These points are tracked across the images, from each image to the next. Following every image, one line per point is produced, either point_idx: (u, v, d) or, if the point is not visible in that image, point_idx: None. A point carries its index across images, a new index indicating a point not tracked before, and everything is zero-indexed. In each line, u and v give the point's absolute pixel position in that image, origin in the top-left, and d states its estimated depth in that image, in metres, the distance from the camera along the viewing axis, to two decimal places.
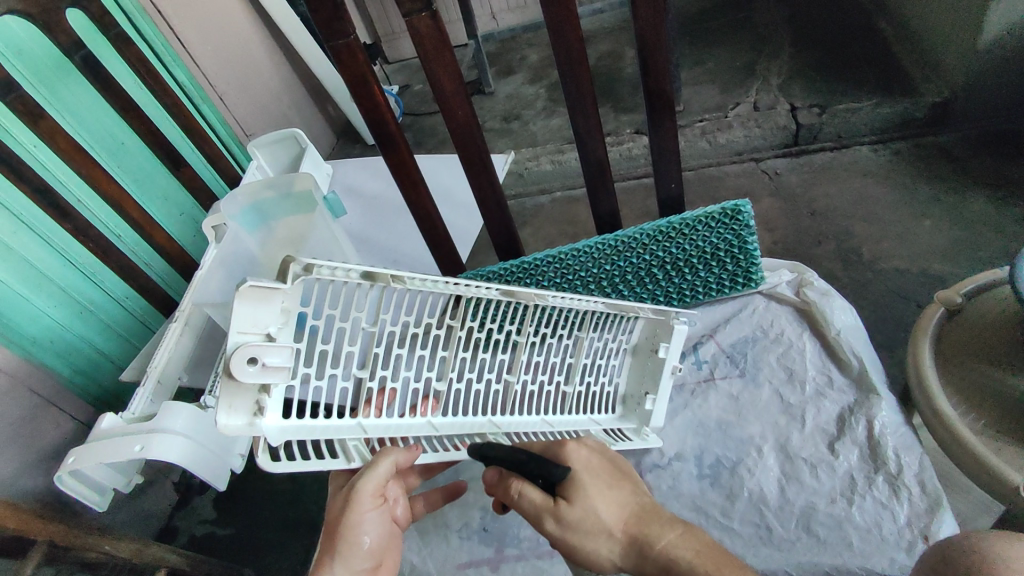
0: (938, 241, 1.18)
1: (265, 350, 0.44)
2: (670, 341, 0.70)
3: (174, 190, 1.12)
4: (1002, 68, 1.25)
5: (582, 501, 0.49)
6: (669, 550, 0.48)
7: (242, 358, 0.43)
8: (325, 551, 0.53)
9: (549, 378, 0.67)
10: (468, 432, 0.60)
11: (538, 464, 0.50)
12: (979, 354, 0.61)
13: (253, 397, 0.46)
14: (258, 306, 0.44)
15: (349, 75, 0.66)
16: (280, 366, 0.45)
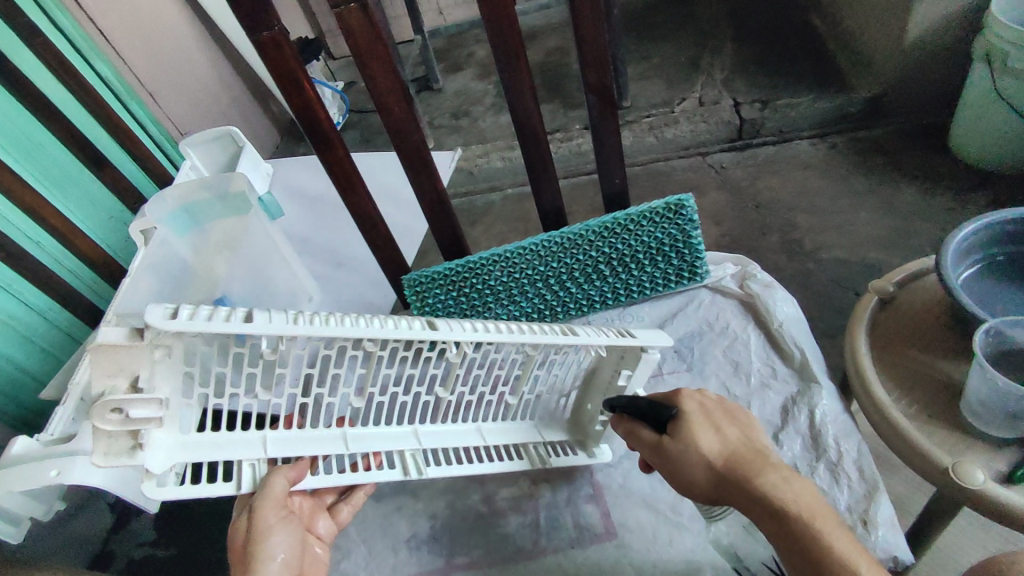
0: (874, 230, 1.23)
1: (130, 402, 0.44)
2: (633, 370, 0.62)
3: (101, 194, 1.05)
4: (927, 64, 1.31)
5: (682, 433, 0.52)
6: (769, 488, 0.47)
7: (104, 409, 0.43)
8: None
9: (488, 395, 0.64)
10: (383, 448, 0.59)
11: (647, 403, 0.55)
12: (911, 344, 0.63)
13: (129, 436, 0.46)
14: (122, 356, 0.44)
15: (276, 68, 0.63)
16: (146, 417, 0.45)
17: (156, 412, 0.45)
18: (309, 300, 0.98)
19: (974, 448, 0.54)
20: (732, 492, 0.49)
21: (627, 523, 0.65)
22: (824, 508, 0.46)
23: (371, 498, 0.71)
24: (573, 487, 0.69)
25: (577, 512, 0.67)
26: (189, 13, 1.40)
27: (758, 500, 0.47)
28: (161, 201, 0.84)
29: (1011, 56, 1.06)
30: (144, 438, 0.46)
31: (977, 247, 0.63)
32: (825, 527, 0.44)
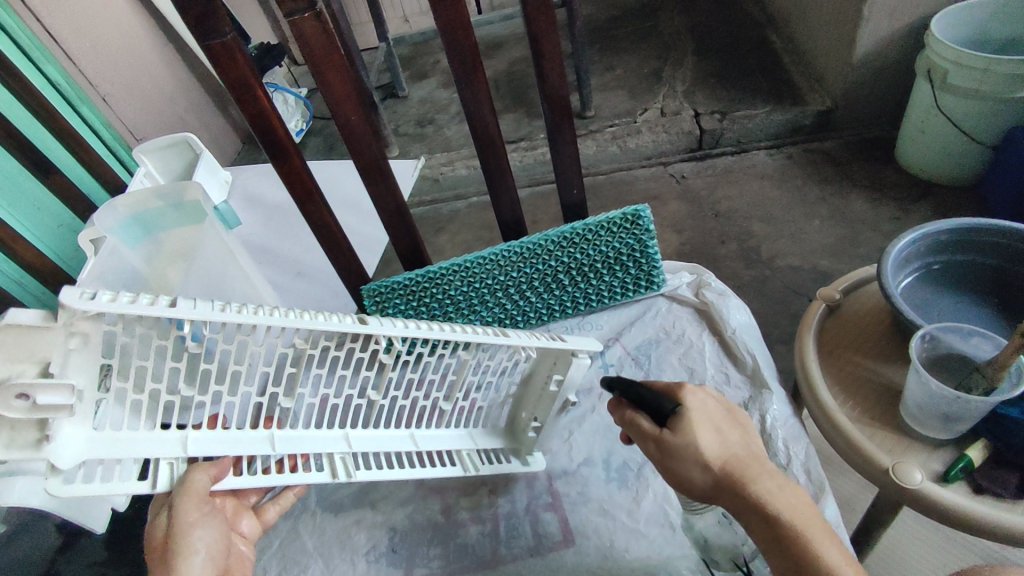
0: (826, 239, 1.28)
1: (38, 387, 0.41)
2: (565, 374, 0.64)
3: (48, 201, 1.02)
4: (873, 80, 1.37)
5: (684, 431, 0.49)
6: (764, 494, 0.47)
7: (8, 394, 0.40)
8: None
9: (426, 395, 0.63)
10: (314, 450, 0.57)
11: (652, 394, 0.52)
12: (855, 351, 0.65)
13: (34, 427, 0.43)
14: (37, 338, 0.42)
15: (228, 76, 0.62)
16: (56, 404, 0.42)
17: (67, 400, 0.42)
18: None
19: (913, 449, 0.56)
20: (728, 496, 0.48)
21: (585, 529, 0.66)
22: (814, 515, 0.47)
23: (330, 511, 0.70)
24: (533, 495, 0.70)
25: (537, 520, 0.67)
26: (146, 17, 1.37)
27: (756, 506, 0.46)
28: (111, 209, 0.85)
29: (950, 73, 1.12)
30: (51, 431, 0.43)
31: (917, 256, 0.66)
32: (813, 536, 0.45)
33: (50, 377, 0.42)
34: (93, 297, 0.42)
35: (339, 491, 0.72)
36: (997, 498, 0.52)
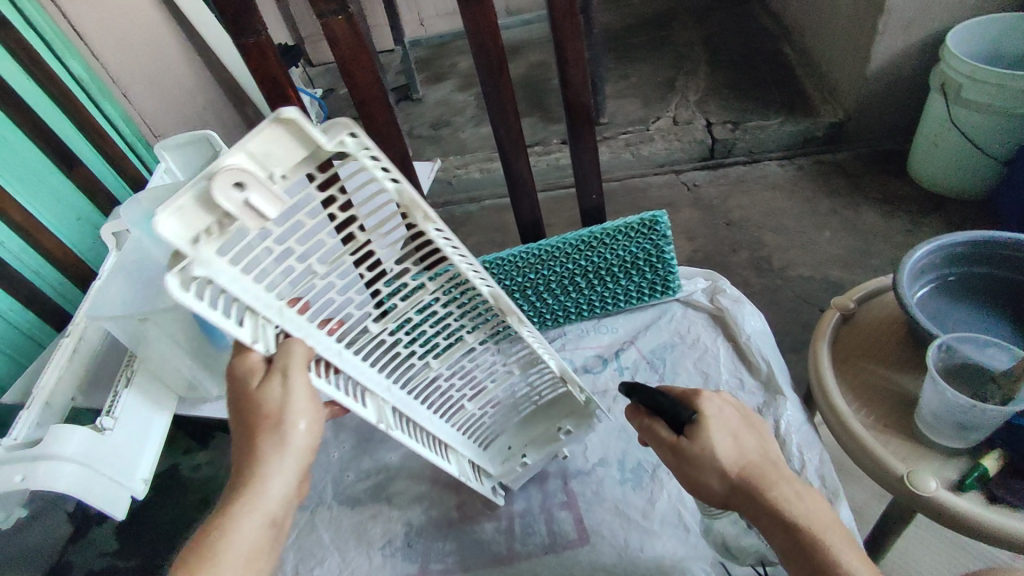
0: (837, 249, 1.29)
1: (260, 187, 0.39)
2: (577, 427, 0.70)
3: (69, 193, 1.03)
4: (887, 94, 1.37)
5: (703, 439, 0.50)
6: (782, 502, 0.48)
7: (229, 180, 0.38)
8: (252, 460, 0.47)
9: (462, 388, 0.65)
10: (365, 382, 0.54)
11: (669, 403, 0.52)
12: (869, 359, 0.66)
13: (215, 215, 0.40)
14: (283, 144, 0.40)
15: (260, 74, 0.63)
16: (258, 210, 0.40)
17: (268, 212, 0.40)
18: None
19: (927, 457, 0.57)
20: (746, 502, 0.50)
21: (599, 529, 0.66)
22: (830, 519, 0.49)
23: (346, 505, 0.71)
24: (547, 494, 0.70)
25: (551, 519, 0.68)
26: (170, 18, 1.39)
27: (775, 514, 0.48)
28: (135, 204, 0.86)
29: (964, 88, 1.13)
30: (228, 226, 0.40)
31: (932, 267, 0.67)
32: (834, 544, 0.47)
33: (269, 182, 0.40)
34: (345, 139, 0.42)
35: (356, 485, 0.74)
36: (1011, 508, 0.53)
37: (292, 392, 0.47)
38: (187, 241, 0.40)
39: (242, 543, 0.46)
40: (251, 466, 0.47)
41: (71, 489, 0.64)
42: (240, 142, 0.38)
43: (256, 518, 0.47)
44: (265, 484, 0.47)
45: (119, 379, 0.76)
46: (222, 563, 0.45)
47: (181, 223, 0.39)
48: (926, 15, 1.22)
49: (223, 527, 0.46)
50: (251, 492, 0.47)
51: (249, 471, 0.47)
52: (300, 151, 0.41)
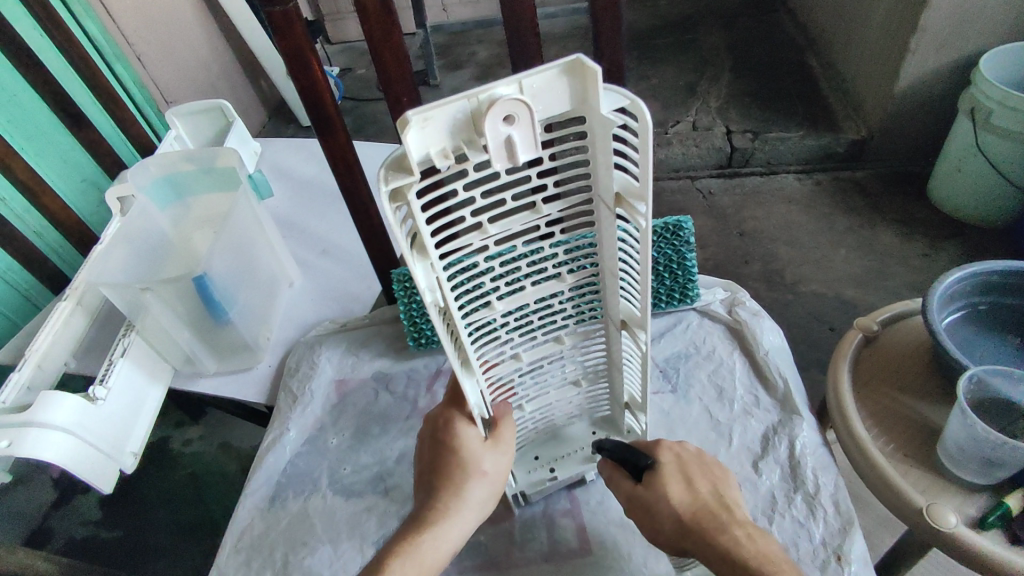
0: (851, 268, 1.27)
1: (524, 126, 0.39)
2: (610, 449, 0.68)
3: (76, 153, 1.00)
4: (914, 115, 1.35)
5: (656, 485, 0.54)
6: (731, 544, 0.50)
7: (503, 111, 0.38)
8: (445, 496, 0.55)
9: (530, 386, 0.64)
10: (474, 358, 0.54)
11: (629, 450, 0.56)
12: (888, 385, 0.64)
13: (471, 134, 0.40)
14: (561, 89, 0.40)
15: (286, 45, 0.60)
16: (509, 146, 0.40)
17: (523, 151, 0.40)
18: (288, 285, 0.93)
19: (948, 492, 0.55)
20: (700, 546, 0.51)
21: (603, 540, 0.64)
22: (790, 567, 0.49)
23: (341, 495, 0.70)
24: (551, 500, 0.68)
25: (553, 525, 0.66)
26: None
27: (726, 557, 0.50)
28: (144, 168, 0.83)
29: (994, 114, 1.10)
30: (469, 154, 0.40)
31: (962, 294, 0.64)
32: None
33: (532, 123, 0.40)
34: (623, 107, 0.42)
35: (353, 476, 0.72)
36: None
37: (503, 463, 0.58)
38: (420, 156, 0.39)
39: (425, 562, 0.52)
40: (453, 499, 0.55)
41: (58, 458, 0.62)
42: (523, 75, 0.38)
43: (448, 544, 0.54)
44: (462, 521, 0.55)
45: (114, 347, 0.73)
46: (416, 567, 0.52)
47: (424, 134, 0.38)
48: (960, 36, 1.20)
49: (428, 539, 0.53)
50: (447, 523, 0.54)
51: (450, 503, 0.55)
52: (568, 104, 0.41)
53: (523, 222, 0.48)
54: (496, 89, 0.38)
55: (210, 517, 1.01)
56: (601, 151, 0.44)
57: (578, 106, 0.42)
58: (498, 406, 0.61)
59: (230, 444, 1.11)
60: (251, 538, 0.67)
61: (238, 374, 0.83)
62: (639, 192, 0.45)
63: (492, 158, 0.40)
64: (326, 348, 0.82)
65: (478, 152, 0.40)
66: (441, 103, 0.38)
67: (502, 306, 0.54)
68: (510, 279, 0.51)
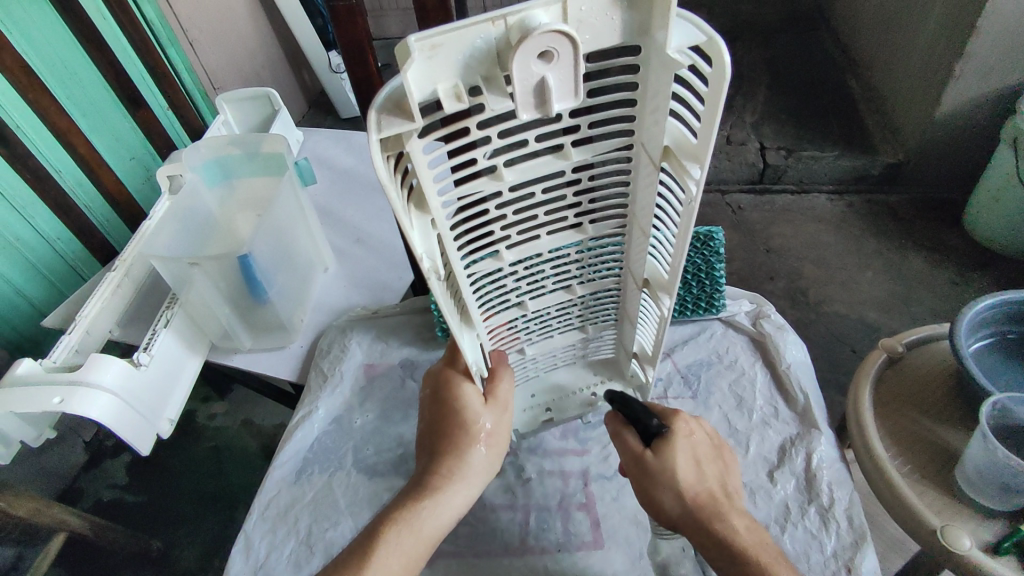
0: (877, 291, 1.27)
1: (552, 65, 0.38)
2: (607, 392, 0.73)
3: (129, 131, 1.04)
4: (953, 142, 1.33)
5: (667, 457, 0.56)
6: (728, 532, 0.53)
7: (533, 47, 0.37)
8: (449, 460, 0.59)
9: (532, 331, 0.68)
10: (471, 302, 0.57)
11: (645, 414, 0.58)
12: (912, 406, 0.64)
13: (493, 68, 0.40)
14: (604, 17, 0.40)
15: (345, 39, 0.63)
16: (534, 86, 0.39)
17: (552, 91, 0.40)
18: (323, 270, 0.95)
19: (963, 514, 0.56)
20: (695, 529, 0.55)
21: (616, 535, 0.66)
22: (778, 558, 0.52)
23: (365, 474, 0.73)
24: (567, 492, 0.70)
25: (567, 517, 0.68)
26: None
27: (720, 542, 0.53)
28: (195, 149, 0.87)
29: None
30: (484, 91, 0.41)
31: (991, 321, 0.65)
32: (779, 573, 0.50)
33: (566, 60, 0.39)
34: (685, 47, 0.41)
35: (376, 456, 0.74)
36: None
37: (503, 418, 0.63)
38: (429, 89, 0.40)
39: (440, 521, 0.57)
40: (456, 464, 0.59)
41: (104, 417, 0.66)
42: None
43: (450, 510, 0.58)
44: (467, 487, 0.59)
45: (158, 318, 0.77)
46: (418, 531, 0.56)
47: (437, 61, 0.38)
48: (1007, 64, 1.18)
49: (429, 506, 0.57)
50: (457, 486, 0.59)
51: (454, 468, 0.59)
52: (620, 37, 0.42)
53: (543, 166, 0.49)
54: (530, 12, 0.37)
55: (232, 488, 1.06)
56: (656, 95, 0.45)
57: (635, 38, 0.42)
58: (495, 358, 0.66)
59: (253, 420, 1.15)
60: (278, 508, 0.70)
61: (273, 352, 0.87)
62: (695, 153, 0.46)
63: (516, 96, 0.39)
64: (357, 334, 0.85)
65: (496, 91, 0.41)
66: (464, 29, 0.37)
67: (510, 256, 0.57)
68: (520, 231, 0.54)
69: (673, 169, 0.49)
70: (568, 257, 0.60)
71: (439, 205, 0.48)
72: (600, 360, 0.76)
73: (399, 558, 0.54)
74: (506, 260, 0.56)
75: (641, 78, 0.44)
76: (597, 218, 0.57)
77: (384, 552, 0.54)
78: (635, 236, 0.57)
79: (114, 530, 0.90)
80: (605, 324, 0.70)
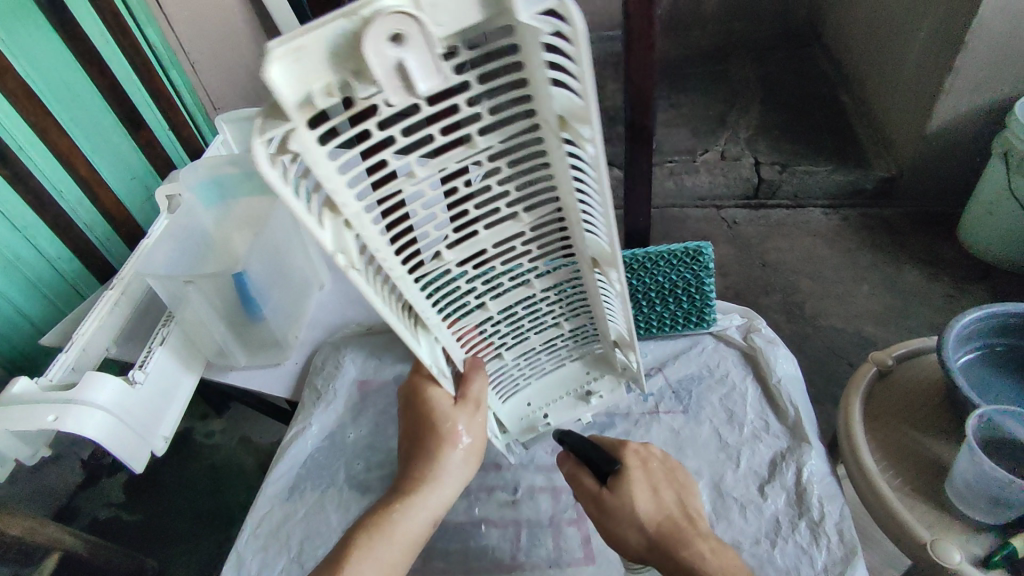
0: (873, 305, 1.27)
1: (412, 49, 0.35)
2: (603, 391, 0.73)
3: (130, 151, 1.06)
4: (946, 156, 1.34)
5: (624, 492, 0.57)
6: (696, 559, 0.53)
7: (385, 32, 0.34)
8: (423, 466, 0.62)
9: (505, 334, 0.66)
10: (417, 305, 0.55)
11: (595, 454, 0.59)
12: (903, 420, 0.65)
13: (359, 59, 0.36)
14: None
15: None
16: (402, 72, 0.36)
17: (422, 76, 0.37)
18: (319, 288, 0.96)
19: (954, 528, 0.56)
20: (661, 558, 0.55)
21: (607, 551, 0.66)
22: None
23: (358, 491, 0.73)
24: (558, 508, 0.70)
25: (558, 533, 0.68)
26: None
27: (687, 569, 0.53)
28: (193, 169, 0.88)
29: None
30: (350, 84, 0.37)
31: (979, 335, 0.65)
32: None
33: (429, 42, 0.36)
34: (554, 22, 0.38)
35: (368, 473, 0.75)
36: None
37: (476, 420, 0.63)
38: (299, 92, 0.36)
39: (414, 526, 0.59)
40: (429, 467, 0.61)
41: (98, 436, 0.66)
42: None
43: (424, 514, 0.60)
44: (442, 489, 0.61)
45: (154, 336, 0.78)
46: (392, 536, 0.58)
47: (299, 65, 0.35)
48: (995, 79, 1.20)
49: (401, 511, 0.59)
50: (431, 490, 0.61)
51: (428, 472, 0.61)
52: (484, 13, 0.37)
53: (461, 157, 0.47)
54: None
55: (228, 506, 1.05)
56: (540, 76, 0.42)
57: (501, 15, 0.38)
58: (471, 363, 0.65)
59: (251, 437, 1.15)
60: (269, 526, 0.70)
61: (268, 368, 0.88)
62: (583, 115, 0.43)
63: (384, 87, 0.36)
64: (351, 350, 0.85)
65: (366, 83, 0.37)
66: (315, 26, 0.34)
67: (452, 254, 0.55)
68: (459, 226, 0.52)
69: (575, 139, 0.46)
70: (517, 249, 0.57)
71: (355, 208, 0.45)
72: (592, 356, 0.75)
73: (373, 564, 0.56)
74: (448, 259, 0.54)
75: (523, 58, 0.41)
76: (531, 204, 0.54)
77: (358, 559, 0.56)
78: (588, 219, 0.55)
79: (109, 549, 0.90)
80: (582, 319, 0.69)
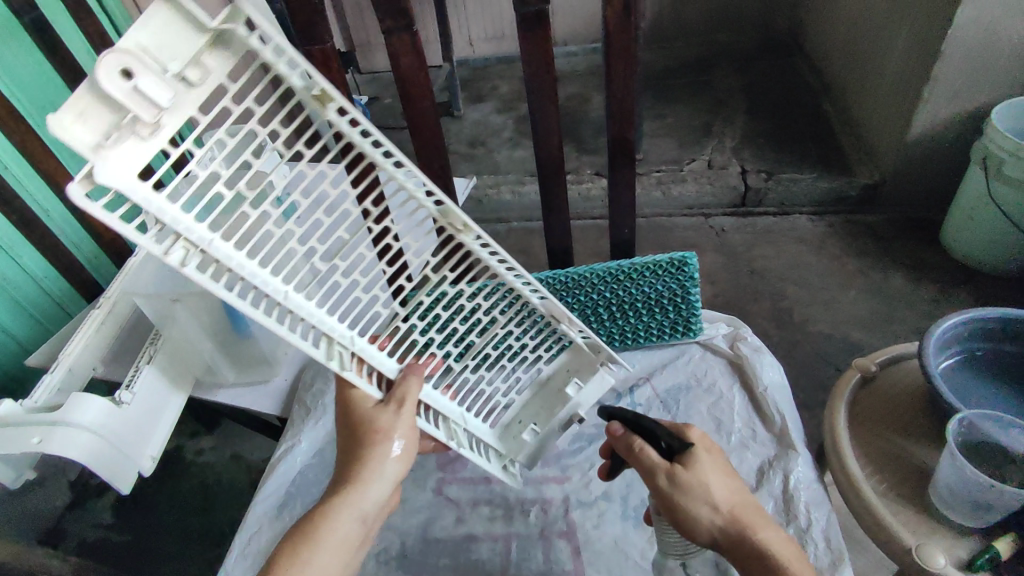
0: (859, 310, 1.29)
1: (148, 70, 0.38)
2: (583, 384, 0.69)
3: None
4: (926, 163, 1.36)
5: (698, 469, 0.52)
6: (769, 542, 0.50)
7: (115, 65, 0.37)
8: (351, 467, 0.57)
9: (442, 340, 0.64)
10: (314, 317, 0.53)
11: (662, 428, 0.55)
12: (887, 426, 0.65)
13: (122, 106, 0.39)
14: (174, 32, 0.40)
15: None
16: (154, 95, 0.38)
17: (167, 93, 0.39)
18: None
19: (939, 532, 0.57)
20: (734, 541, 0.51)
21: (596, 562, 0.66)
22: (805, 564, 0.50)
23: None
24: (548, 521, 0.69)
25: (548, 546, 0.68)
26: None
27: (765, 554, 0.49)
28: None
29: (1006, 164, 1.10)
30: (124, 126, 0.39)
31: (959, 340, 0.66)
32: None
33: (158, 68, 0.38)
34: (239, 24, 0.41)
35: None
36: None
37: (403, 420, 0.58)
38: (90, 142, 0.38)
39: (341, 533, 0.54)
40: (359, 465, 0.57)
41: (84, 458, 0.65)
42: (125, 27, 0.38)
43: (356, 517, 0.55)
44: (372, 490, 0.56)
45: (142, 355, 0.78)
46: (319, 544, 0.53)
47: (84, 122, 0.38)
48: (972, 87, 1.22)
49: (327, 515, 0.54)
50: (361, 490, 0.56)
51: (358, 471, 0.57)
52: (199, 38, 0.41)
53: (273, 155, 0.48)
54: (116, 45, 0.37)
55: (219, 524, 1.04)
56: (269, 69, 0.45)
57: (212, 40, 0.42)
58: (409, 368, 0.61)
59: (241, 454, 1.14)
60: (258, 545, 0.70)
61: (257, 386, 0.88)
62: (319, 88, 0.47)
63: (136, 111, 0.38)
64: None
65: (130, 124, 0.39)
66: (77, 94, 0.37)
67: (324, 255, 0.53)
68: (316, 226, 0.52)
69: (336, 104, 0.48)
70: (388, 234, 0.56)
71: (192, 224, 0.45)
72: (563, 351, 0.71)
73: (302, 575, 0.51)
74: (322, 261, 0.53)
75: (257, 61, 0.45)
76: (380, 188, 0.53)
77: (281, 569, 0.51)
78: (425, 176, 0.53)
79: None
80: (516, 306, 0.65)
